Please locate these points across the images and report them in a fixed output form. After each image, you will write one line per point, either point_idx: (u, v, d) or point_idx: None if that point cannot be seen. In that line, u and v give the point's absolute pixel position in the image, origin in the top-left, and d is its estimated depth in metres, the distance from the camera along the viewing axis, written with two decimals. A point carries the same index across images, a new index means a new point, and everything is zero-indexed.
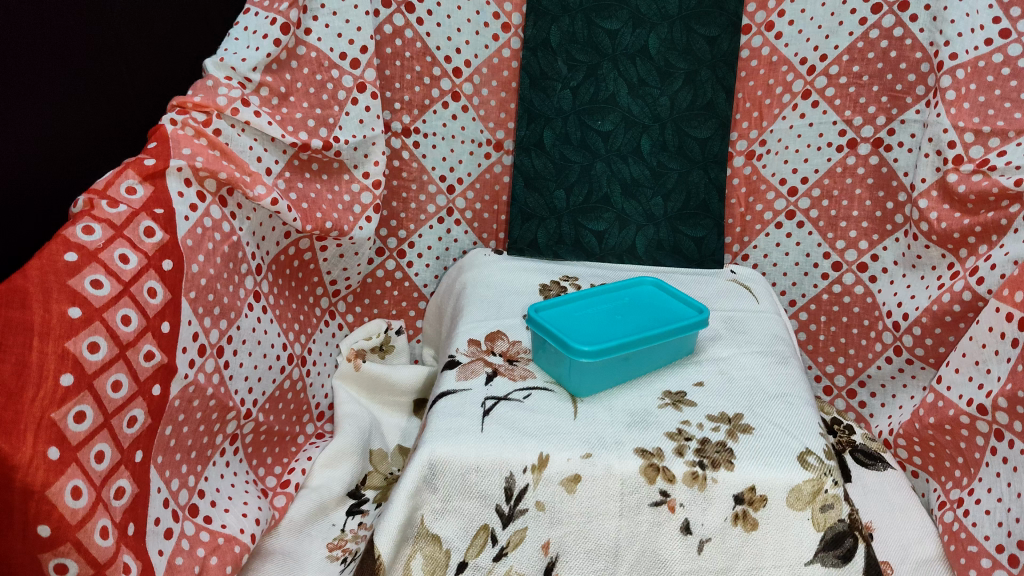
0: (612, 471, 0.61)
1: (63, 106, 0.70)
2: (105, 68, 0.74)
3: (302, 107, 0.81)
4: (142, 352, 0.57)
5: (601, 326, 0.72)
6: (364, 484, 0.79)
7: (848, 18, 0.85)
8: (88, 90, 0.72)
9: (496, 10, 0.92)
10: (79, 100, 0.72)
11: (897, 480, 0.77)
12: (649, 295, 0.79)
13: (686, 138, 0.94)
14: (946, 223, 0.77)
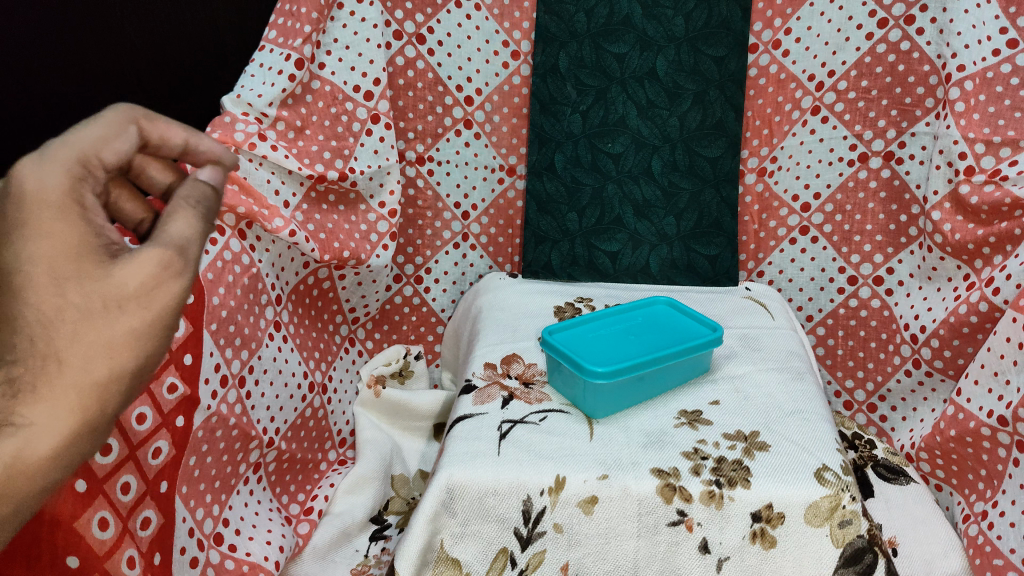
0: (628, 491, 0.61)
1: None
2: None
3: (318, 139, 0.83)
4: (165, 384, 0.58)
5: (615, 347, 0.72)
6: (387, 509, 0.79)
7: (854, 33, 0.85)
8: None
9: (505, 38, 0.94)
10: None
11: (920, 494, 0.76)
12: (664, 315, 0.80)
13: (696, 157, 0.95)
14: (960, 234, 0.77)
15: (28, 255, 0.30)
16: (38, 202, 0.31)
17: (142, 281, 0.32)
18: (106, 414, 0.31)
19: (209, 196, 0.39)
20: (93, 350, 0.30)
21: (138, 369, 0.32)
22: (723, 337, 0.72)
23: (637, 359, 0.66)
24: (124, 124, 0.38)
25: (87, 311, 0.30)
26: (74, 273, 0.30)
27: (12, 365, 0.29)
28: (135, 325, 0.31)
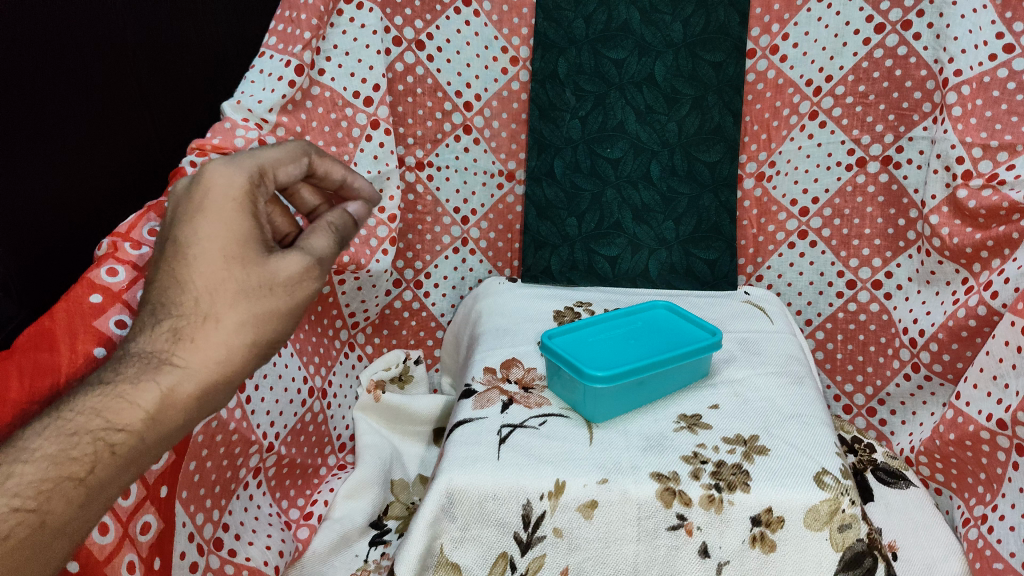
0: (628, 496, 0.61)
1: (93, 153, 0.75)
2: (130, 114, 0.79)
3: (318, 144, 0.83)
4: None
5: (615, 351, 0.72)
6: (386, 514, 0.79)
7: (852, 38, 0.86)
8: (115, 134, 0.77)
9: (504, 44, 0.94)
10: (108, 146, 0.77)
11: (920, 498, 0.76)
12: (664, 319, 0.80)
13: (695, 162, 0.95)
14: (958, 238, 0.78)
15: (215, 231, 0.44)
16: (225, 198, 0.44)
17: (291, 274, 0.45)
18: (240, 366, 0.44)
19: (350, 225, 0.52)
20: (247, 313, 0.44)
21: (269, 336, 0.45)
22: (723, 341, 0.72)
23: (638, 364, 0.67)
24: (299, 153, 0.50)
25: (242, 283, 0.44)
26: (239, 253, 0.44)
27: (182, 318, 0.43)
28: (275, 303, 0.45)
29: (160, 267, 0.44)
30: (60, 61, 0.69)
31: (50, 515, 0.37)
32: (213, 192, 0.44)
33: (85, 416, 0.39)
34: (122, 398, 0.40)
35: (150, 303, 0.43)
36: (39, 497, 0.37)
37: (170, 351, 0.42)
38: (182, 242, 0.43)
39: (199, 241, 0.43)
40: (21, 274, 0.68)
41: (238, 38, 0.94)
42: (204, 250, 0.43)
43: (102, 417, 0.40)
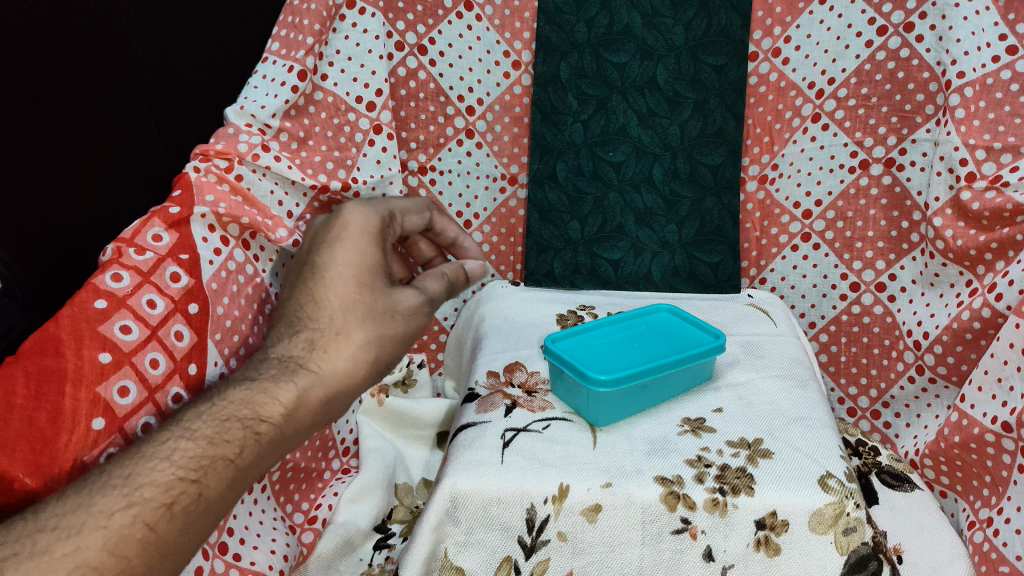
0: (632, 499, 0.61)
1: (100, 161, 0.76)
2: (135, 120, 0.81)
3: (320, 150, 0.82)
4: (170, 395, 0.58)
5: (619, 354, 0.72)
6: (390, 518, 0.79)
7: (854, 41, 0.86)
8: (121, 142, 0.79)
9: (506, 48, 0.95)
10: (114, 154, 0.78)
11: (925, 501, 0.75)
12: (667, 323, 0.80)
13: (698, 165, 0.95)
14: (962, 240, 0.77)
15: (351, 259, 0.53)
16: (361, 233, 0.54)
17: (410, 303, 0.54)
18: (361, 377, 0.52)
19: (462, 279, 0.62)
20: (373, 328, 0.52)
21: (387, 353, 0.53)
22: (726, 344, 0.73)
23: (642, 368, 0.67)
24: (425, 210, 0.65)
25: (370, 303, 0.52)
26: (368, 278, 0.53)
27: (319, 330, 0.51)
28: (395, 325, 0.53)
29: (299, 291, 0.52)
30: (70, 71, 0.71)
31: (211, 487, 0.43)
32: (350, 229, 0.54)
33: (237, 405, 0.46)
34: (265, 392, 0.47)
35: (288, 318, 0.52)
36: (203, 467, 0.42)
37: (307, 358, 0.50)
38: (320, 266, 0.53)
39: (337, 266, 0.53)
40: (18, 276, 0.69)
41: (241, 41, 0.95)
42: (340, 273, 0.52)
43: (250, 408, 0.46)
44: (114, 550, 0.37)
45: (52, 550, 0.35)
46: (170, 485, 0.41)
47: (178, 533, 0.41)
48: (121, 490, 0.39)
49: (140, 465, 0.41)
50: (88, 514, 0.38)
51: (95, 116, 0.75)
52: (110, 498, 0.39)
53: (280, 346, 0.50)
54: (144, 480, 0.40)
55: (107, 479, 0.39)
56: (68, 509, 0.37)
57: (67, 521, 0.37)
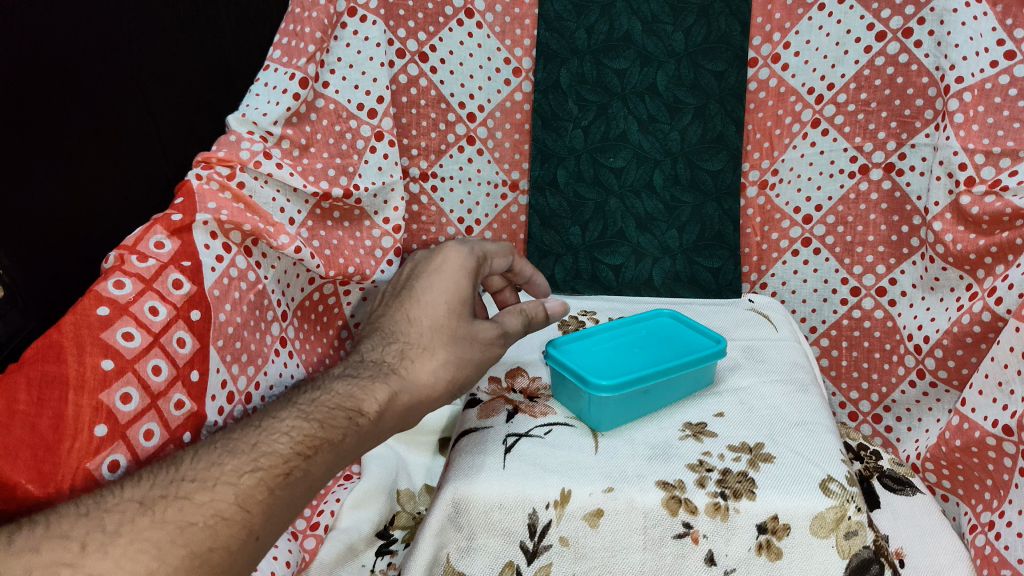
0: (634, 504, 0.61)
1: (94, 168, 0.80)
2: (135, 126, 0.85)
3: (323, 156, 0.82)
4: (172, 401, 0.58)
5: (620, 359, 0.73)
6: (392, 524, 0.78)
7: (853, 46, 0.86)
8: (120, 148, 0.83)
9: (507, 55, 0.94)
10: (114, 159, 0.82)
11: (927, 505, 0.75)
12: (668, 327, 0.80)
13: (697, 171, 0.95)
14: (962, 244, 0.78)
15: (443, 293, 0.67)
16: (453, 273, 0.69)
17: (490, 334, 0.67)
18: (443, 390, 0.63)
19: (539, 316, 0.74)
20: (456, 349, 0.64)
21: (465, 372, 0.65)
22: (727, 349, 0.73)
23: (643, 373, 0.67)
24: (506, 249, 0.80)
25: (455, 328, 0.65)
26: (455, 310, 0.66)
27: (410, 346, 0.63)
28: (472, 352, 0.65)
29: (398, 315, 0.66)
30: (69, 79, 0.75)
31: (317, 463, 0.52)
32: (447, 269, 0.70)
33: (341, 398, 0.56)
34: (364, 391, 0.58)
35: (386, 336, 0.64)
36: (312, 446, 0.52)
37: (400, 366, 0.62)
38: (417, 299, 0.67)
39: (430, 299, 0.67)
40: (18, 282, 0.73)
41: (244, 51, 0.96)
42: (432, 304, 0.66)
43: (351, 403, 0.56)
44: (241, 503, 0.46)
45: (194, 497, 0.45)
46: (286, 457, 0.50)
47: (290, 498, 0.49)
48: (248, 455, 0.48)
49: (262, 437, 0.50)
50: (221, 472, 0.47)
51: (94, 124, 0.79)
52: (237, 462, 0.48)
53: (378, 356, 0.62)
54: (265, 450, 0.49)
55: (237, 446, 0.49)
56: (205, 467, 0.47)
57: (204, 475, 0.46)
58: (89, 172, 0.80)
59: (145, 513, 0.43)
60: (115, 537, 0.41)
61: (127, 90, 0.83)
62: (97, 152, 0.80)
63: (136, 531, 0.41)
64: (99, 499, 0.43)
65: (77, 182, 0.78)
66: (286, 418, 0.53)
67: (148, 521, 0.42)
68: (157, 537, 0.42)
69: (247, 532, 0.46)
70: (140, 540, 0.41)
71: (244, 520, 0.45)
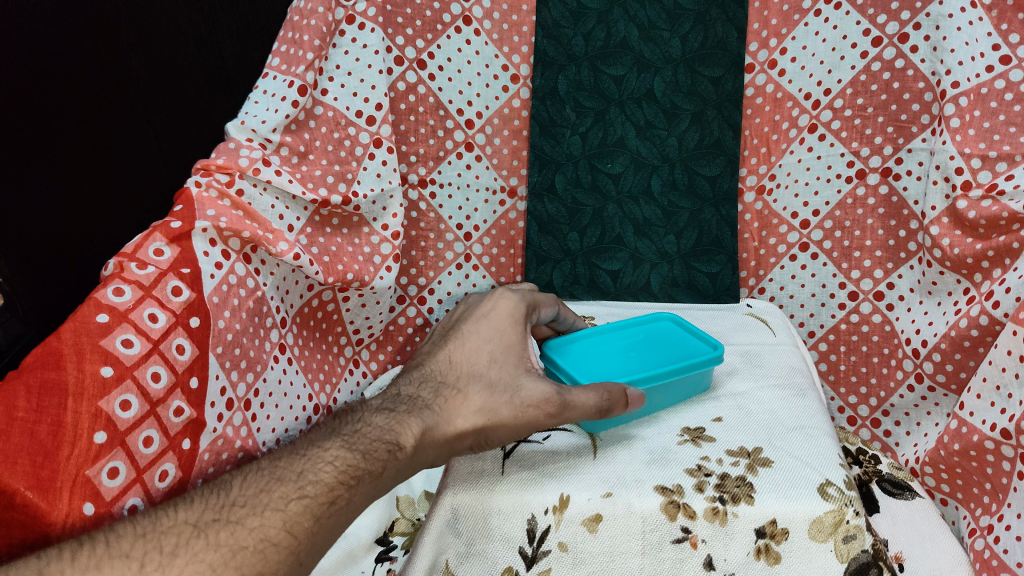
0: (632, 509, 0.62)
1: (92, 178, 0.86)
2: (134, 136, 0.92)
3: (321, 164, 0.82)
4: (171, 408, 0.59)
5: (616, 363, 0.73)
6: (392, 530, 0.77)
7: (849, 52, 0.87)
8: (120, 161, 0.90)
9: (504, 62, 0.95)
10: (112, 172, 0.89)
11: (927, 509, 0.75)
12: (667, 330, 0.80)
13: (696, 176, 0.95)
14: (959, 248, 0.78)
15: (491, 341, 0.68)
16: (503, 323, 0.70)
17: (536, 399, 0.62)
18: (474, 438, 0.61)
19: (621, 401, 0.62)
20: (487, 397, 0.62)
21: (501, 427, 0.61)
22: (725, 355, 0.73)
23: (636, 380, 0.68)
24: (552, 301, 0.79)
25: (491, 374, 0.64)
26: (496, 356, 0.66)
27: (448, 389, 0.63)
28: (505, 411, 0.61)
29: (444, 355, 0.67)
30: (64, 95, 0.81)
31: (359, 496, 0.52)
32: (497, 316, 0.71)
33: (381, 432, 0.56)
34: (401, 425, 0.58)
35: (424, 376, 0.65)
36: (356, 480, 0.52)
37: (436, 404, 0.61)
38: (460, 344, 0.68)
39: (471, 345, 0.68)
40: (17, 289, 0.78)
41: (241, 57, 1.03)
42: (472, 350, 0.67)
43: (390, 437, 0.56)
44: (288, 530, 0.47)
45: (245, 522, 0.46)
46: (330, 486, 0.50)
47: (334, 529, 0.49)
48: (295, 483, 0.49)
49: (308, 466, 0.51)
50: (269, 499, 0.48)
51: (95, 142, 0.86)
52: (284, 490, 0.49)
53: (413, 393, 0.63)
54: (311, 478, 0.50)
55: (284, 474, 0.50)
56: (254, 493, 0.48)
57: (254, 502, 0.47)
58: (90, 181, 0.86)
59: (199, 536, 0.44)
60: (172, 559, 0.42)
61: (122, 103, 0.89)
62: (95, 164, 0.87)
63: (192, 553, 0.43)
64: (152, 522, 0.44)
65: (78, 195, 0.85)
66: (331, 448, 0.54)
67: (203, 544, 0.43)
68: (212, 559, 0.43)
69: (294, 559, 0.46)
70: (196, 562, 0.42)
71: (293, 546, 0.46)
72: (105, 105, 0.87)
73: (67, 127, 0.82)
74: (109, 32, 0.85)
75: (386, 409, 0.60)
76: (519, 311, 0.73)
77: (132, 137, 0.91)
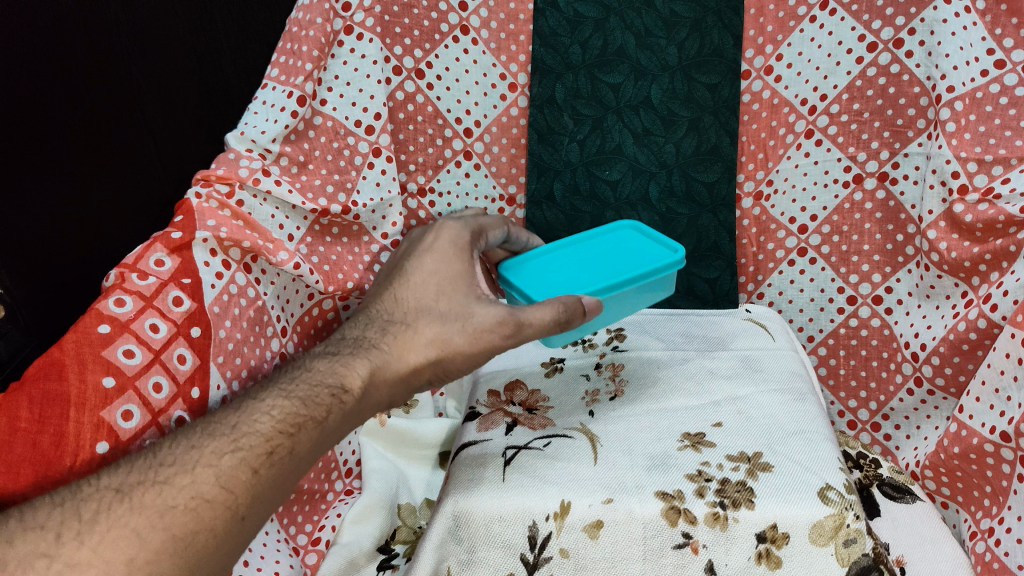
0: (633, 514, 0.62)
1: (78, 194, 0.95)
2: (139, 156, 1.01)
3: (320, 173, 0.82)
4: (173, 418, 0.59)
5: (573, 276, 0.76)
6: (393, 539, 0.77)
7: (845, 57, 0.87)
8: (117, 181, 0.99)
9: (502, 71, 0.95)
10: (109, 191, 0.99)
11: (927, 512, 0.75)
12: (626, 238, 0.82)
13: (694, 183, 0.95)
14: (956, 252, 0.79)
15: (436, 272, 0.70)
16: (449, 249, 0.73)
17: (485, 331, 0.65)
18: (428, 371, 0.66)
19: (578, 311, 0.65)
20: (440, 328, 0.66)
21: (455, 354, 0.65)
22: (685, 260, 0.75)
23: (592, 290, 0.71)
24: (500, 220, 0.81)
25: (440, 306, 0.67)
26: (444, 288, 0.69)
27: (394, 330, 0.67)
28: (456, 342, 0.65)
29: (388, 294, 0.70)
30: (57, 117, 0.90)
31: (300, 443, 0.56)
32: (441, 246, 0.73)
33: (324, 378, 0.60)
34: (343, 372, 0.62)
35: (371, 317, 0.69)
36: (297, 426, 0.56)
37: (380, 346, 0.65)
38: (405, 280, 0.71)
39: (417, 281, 0.70)
40: (17, 298, 0.91)
41: (242, 69, 1.06)
42: (417, 284, 0.70)
43: (332, 385, 0.60)
44: (223, 485, 0.50)
45: (174, 481, 0.48)
46: (267, 438, 0.54)
47: (276, 477, 0.53)
48: (230, 437, 0.53)
49: (243, 419, 0.54)
50: (202, 456, 0.50)
51: (91, 158, 0.95)
52: (217, 444, 0.52)
53: (359, 336, 0.67)
54: (247, 432, 0.53)
55: (219, 430, 0.53)
56: (185, 451, 0.51)
57: (183, 461, 0.50)
58: (85, 196, 0.96)
59: (123, 500, 0.46)
60: (93, 525, 0.44)
61: (127, 126, 0.98)
62: (91, 180, 0.96)
63: (113, 518, 0.45)
64: (73, 491, 0.46)
65: (67, 211, 0.94)
66: (268, 400, 0.57)
67: (127, 507, 0.46)
68: (137, 522, 0.45)
69: (232, 511, 0.50)
70: (118, 526, 0.44)
71: (228, 500, 0.49)
72: (102, 125, 0.95)
73: (71, 146, 0.93)
74: (121, 60, 0.94)
75: (330, 354, 0.64)
76: (466, 239, 0.74)
77: (130, 153, 1.00)
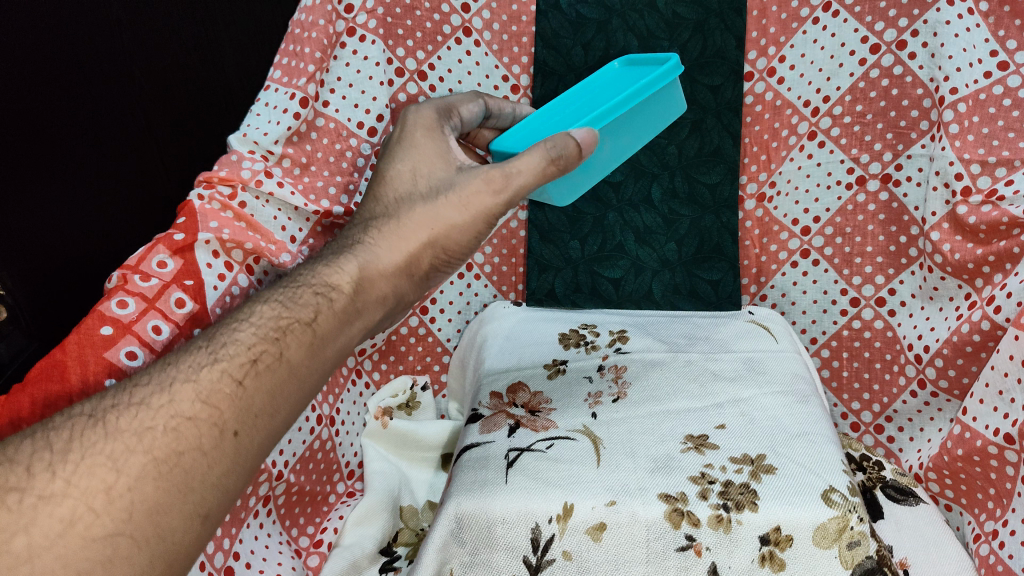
0: (636, 517, 0.63)
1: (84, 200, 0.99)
2: (139, 159, 1.03)
3: (323, 175, 0.82)
4: None
5: (579, 113, 0.79)
6: (395, 541, 0.78)
7: (848, 59, 0.87)
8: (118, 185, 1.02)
9: (505, 73, 0.95)
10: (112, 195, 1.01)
11: (930, 515, 0.75)
12: (623, 76, 0.85)
13: (696, 184, 0.95)
14: (959, 254, 0.79)
15: (416, 164, 0.71)
16: (417, 132, 0.73)
17: (468, 214, 0.67)
18: (426, 253, 0.67)
19: (570, 148, 0.64)
20: (429, 210, 0.67)
21: (448, 230, 0.67)
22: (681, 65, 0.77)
23: (612, 113, 0.73)
24: (474, 97, 0.81)
25: (424, 191, 0.69)
26: (426, 176, 0.70)
27: (379, 221, 0.68)
28: (448, 221, 0.67)
29: (369, 195, 0.71)
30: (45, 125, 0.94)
31: (290, 346, 0.57)
32: (413, 134, 0.73)
33: (308, 283, 0.61)
34: (332, 274, 0.62)
35: (359, 219, 0.70)
36: (282, 329, 0.57)
37: (365, 242, 0.66)
38: (384, 178, 0.71)
39: (401, 174, 0.71)
40: (19, 301, 0.96)
41: (243, 70, 1.06)
42: (397, 177, 0.71)
43: (320, 288, 0.61)
44: (204, 400, 0.51)
45: (151, 402, 0.49)
46: (252, 347, 0.55)
47: (267, 383, 0.54)
48: (210, 352, 0.54)
49: (223, 336, 0.55)
50: (182, 373, 0.52)
51: (92, 162, 0.99)
52: (195, 359, 0.53)
53: (347, 237, 0.68)
54: (227, 344, 0.54)
55: (197, 345, 0.54)
56: (163, 372, 0.52)
57: (160, 381, 0.51)
58: (89, 198, 1.00)
59: (95, 426, 0.47)
60: (66, 455, 0.45)
61: (127, 129, 1.01)
62: (93, 182, 1.00)
63: (87, 446, 0.46)
64: (48, 422, 0.47)
65: (70, 212, 0.98)
66: (255, 313, 0.58)
67: (100, 434, 0.47)
68: (112, 448, 0.46)
69: (218, 421, 0.50)
70: (92, 455, 0.45)
71: (213, 415, 0.50)
72: (101, 127, 0.99)
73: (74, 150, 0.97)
74: (113, 65, 0.98)
75: (316, 263, 0.65)
76: (432, 119, 0.75)
77: (135, 156, 1.02)
